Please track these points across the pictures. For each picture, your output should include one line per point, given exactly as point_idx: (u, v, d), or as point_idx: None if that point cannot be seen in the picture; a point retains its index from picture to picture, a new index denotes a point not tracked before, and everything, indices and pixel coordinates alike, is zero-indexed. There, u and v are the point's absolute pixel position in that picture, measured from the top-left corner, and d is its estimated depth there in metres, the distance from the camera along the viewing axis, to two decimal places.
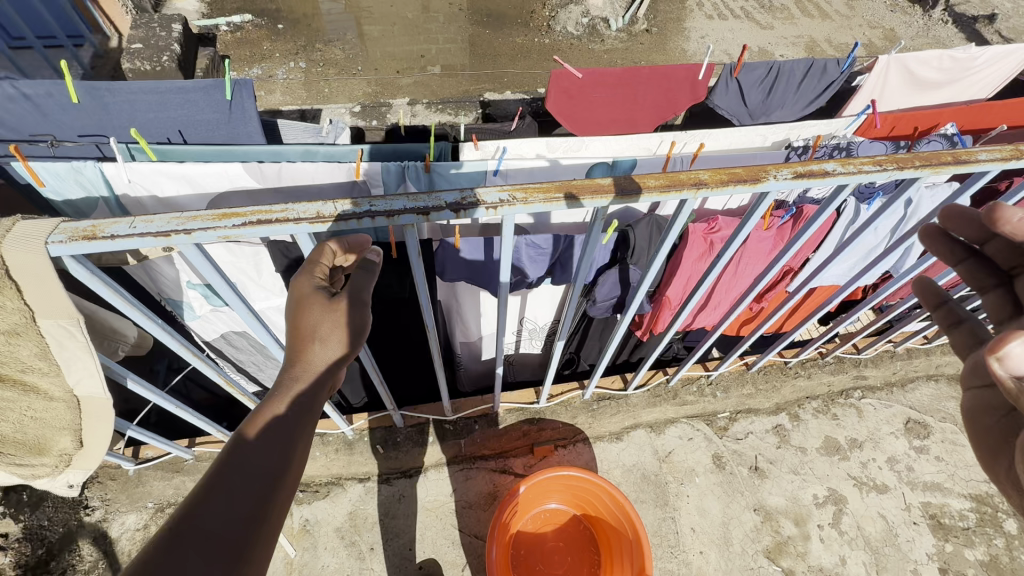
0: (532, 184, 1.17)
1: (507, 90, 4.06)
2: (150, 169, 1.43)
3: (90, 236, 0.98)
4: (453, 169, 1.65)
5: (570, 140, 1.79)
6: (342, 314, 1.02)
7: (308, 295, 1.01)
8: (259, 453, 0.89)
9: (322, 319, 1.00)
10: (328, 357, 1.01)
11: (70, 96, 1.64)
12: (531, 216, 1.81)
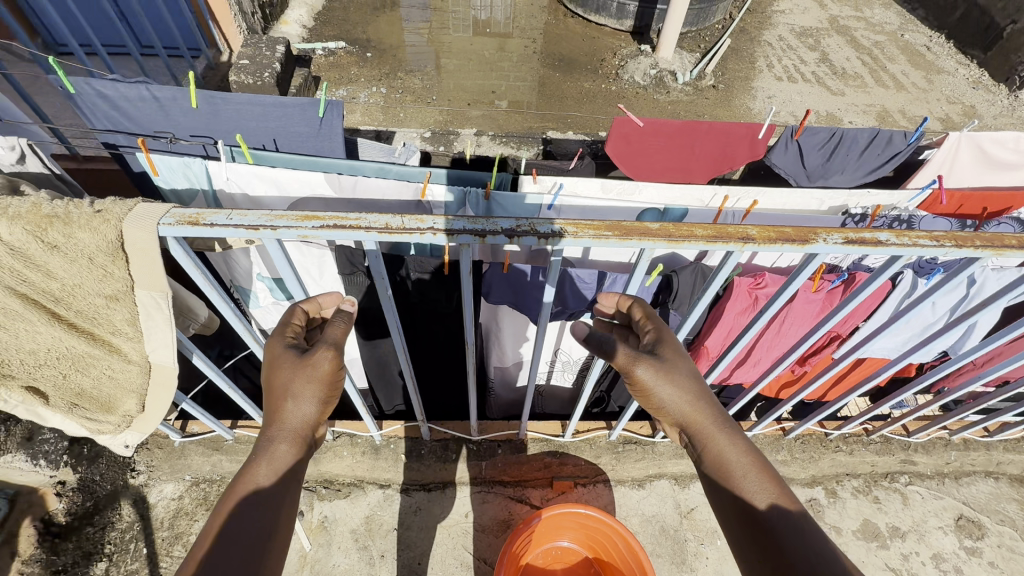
0: (584, 220, 1.24)
1: (570, 130, 4.21)
2: (247, 171, 1.61)
3: (194, 222, 1.13)
4: (510, 200, 1.76)
5: (625, 183, 1.86)
6: (311, 373, 1.15)
7: (279, 360, 1.17)
8: (242, 515, 1.04)
9: (292, 383, 1.14)
10: (301, 412, 1.15)
11: (189, 101, 1.82)
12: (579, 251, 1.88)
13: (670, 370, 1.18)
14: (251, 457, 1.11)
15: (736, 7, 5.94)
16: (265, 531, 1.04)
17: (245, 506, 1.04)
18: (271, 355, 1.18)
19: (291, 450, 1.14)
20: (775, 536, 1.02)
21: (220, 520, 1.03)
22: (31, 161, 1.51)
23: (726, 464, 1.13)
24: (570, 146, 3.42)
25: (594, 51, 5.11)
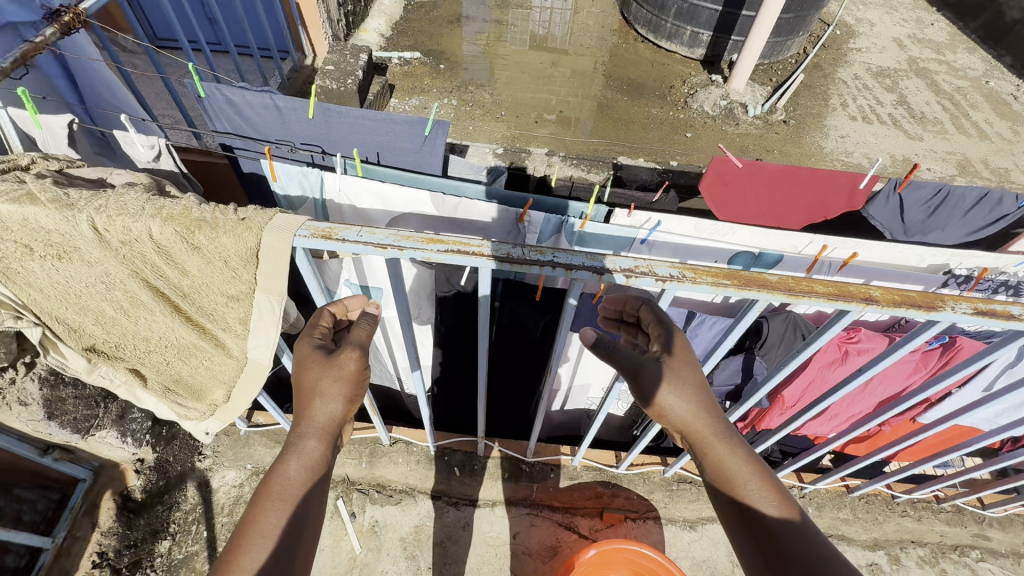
0: (703, 266, 1.24)
1: (635, 156, 4.20)
2: (357, 184, 1.67)
3: (327, 236, 1.17)
4: (604, 232, 1.75)
5: (720, 224, 1.83)
6: (337, 373, 1.18)
7: (308, 361, 1.20)
8: (272, 510, 1.06)
9: (321, 384, 1.18)
10: (329, 411, 1.18)
11: (307, 112, 1.80)
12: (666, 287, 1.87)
13: (675, 379, 1.16)
14: (281, 455, 1.15)
15: (810, 42, 5.83)
16: (296, 527, 1.07)
17: (273, 502, 1.07)
18: (301, 357, 1.21)
19: (318, 447, 1.17)
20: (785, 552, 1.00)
21: (250, 514, 1.05)
22: (164, 159, 1.59)
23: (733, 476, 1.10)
24: (641, 173, 3.41)
25: (663, 77, 5.10)
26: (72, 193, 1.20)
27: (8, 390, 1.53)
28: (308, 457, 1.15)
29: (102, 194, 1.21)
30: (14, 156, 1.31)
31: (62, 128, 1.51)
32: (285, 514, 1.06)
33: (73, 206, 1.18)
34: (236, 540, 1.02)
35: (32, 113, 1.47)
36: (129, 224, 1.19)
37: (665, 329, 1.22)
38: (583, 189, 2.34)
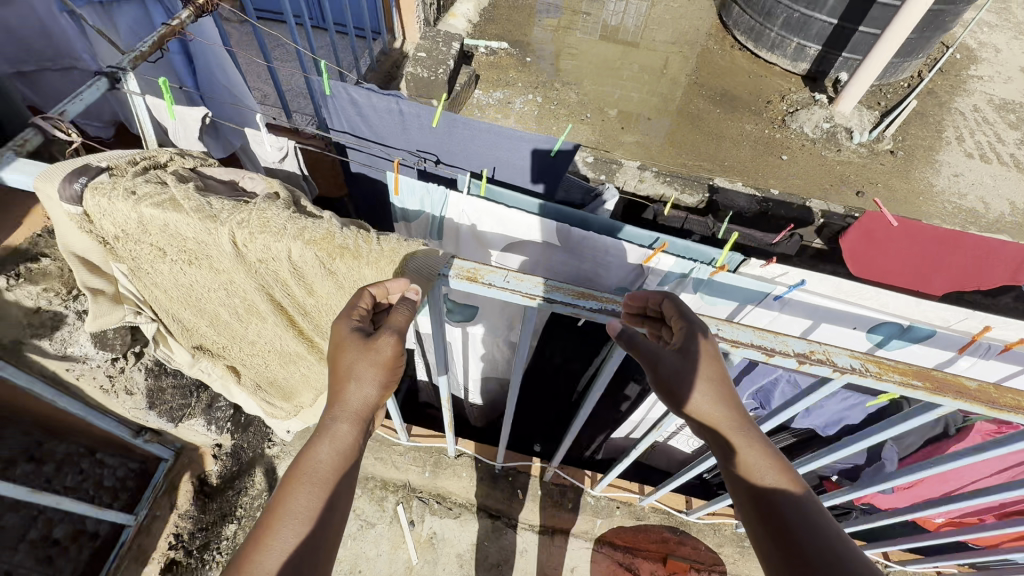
0: (890, 360, 1.08)
1: (724, 176, 3.94)
2: (479, 205, 1.57)
3: (472, 279, 1.08)
4: (738, 285, 1.58)
5: (866, 288, 1.63)
6: (377, 351, 0.97)
7: (347, 340, 0.97)
8: (298, 498, 0.86)
9: (358, 361, 0.96)
10: (363, 395, 0.97)
11: (433, 121, 1.65)
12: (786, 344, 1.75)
13: (689, 362, 0.95)
14: (308, 440, 0.94)
15: (925, 65, 5.34)
16: (326, 519, 0.87)
17: (302, 485, 0.88)
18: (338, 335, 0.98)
19: (351, 431, 0.96)
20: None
21: (272, 506, 0.85)
22: (288, 159, 1.52)
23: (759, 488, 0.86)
24: (738, 199, 3.18)
25: (759, 91, 4.77)
26: (215, 203, 1.14)
27: (118, 378, 1.53)
28: (337, 443, 0.94)
29: (245, 206, 1.16)
30: (154, 153, 1.26)
31: (193, 121, 1.46)
32: (312, 505, 0.86)
33: (216, 217, 1.13)
34: (256, 537, 0.82)
35: (168, 103, 1.43)
36: (269, 242, 1.12)
37: (689, 318, 1.00)
38: (698, 222, 2.15)
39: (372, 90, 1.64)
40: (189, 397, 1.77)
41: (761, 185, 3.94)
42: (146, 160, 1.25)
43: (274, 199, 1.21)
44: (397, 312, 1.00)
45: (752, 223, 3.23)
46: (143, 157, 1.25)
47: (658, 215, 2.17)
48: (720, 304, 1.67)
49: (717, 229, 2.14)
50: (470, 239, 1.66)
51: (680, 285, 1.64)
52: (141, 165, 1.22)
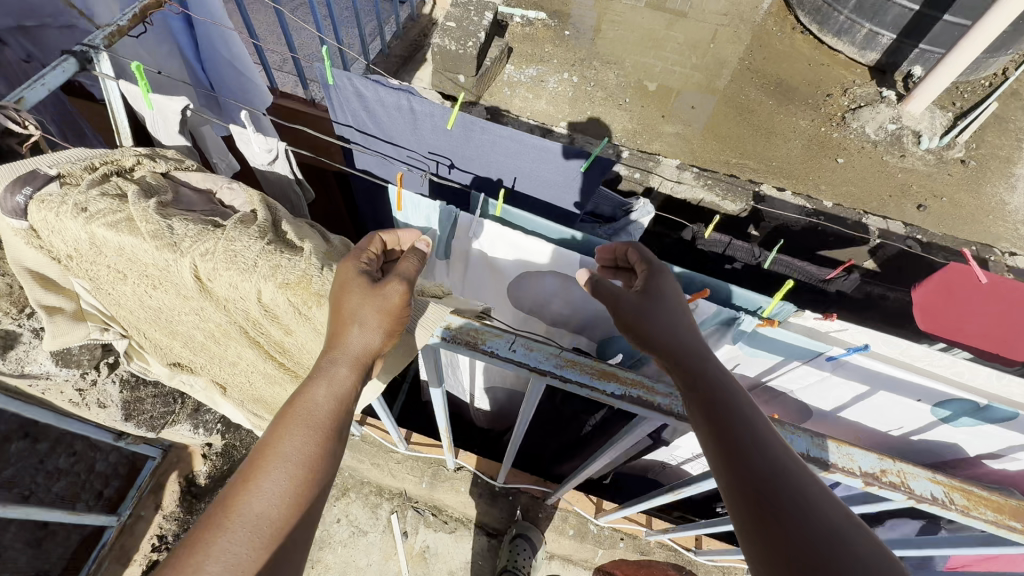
0: (981, 490, 0.84)
1: (769, 178, 3.60)
2: (491, 230, 1.38)
3: (471, 345, 0.92)
4: (785, 340, 1.36)
5: (939, 355, 1.39)
6: (383, 297, 0.86)
7: (353, 279, 0.89)
8: (291, 439, 0.78)
9: (363, 303, 0.86)
10: (365, 344, 0.84)
11: (448, 123, 1.43)
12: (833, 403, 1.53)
13: (656, 295, 0.96)
14: (304, 381, 0.84)
15: (1011, 61, 4.75)
16: (319, 467, 0.78)
17: (296, 426, 0.79)
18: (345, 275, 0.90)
19: (349, 380, 0.85)
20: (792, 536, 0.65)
21: (262, 449, 0.77)
22: (279, 163, 1.33)
23: (731, 421, 0.76)
24: (786, 208, 2.85)
25: (820, 79, 4.28)
26: (177, 228, 0.97)
27: (89, 390, 1.41)
28: (335, 389, 0.83)
29: (212, 234, 0.98)
30: (119, 157, 1.09)
31: (173, 113, 1.27)
32: (304, 449, 0.77)
33: (177, 246, 0.96)
34: (243, 478, 0.74)
35: (144, 91, 1.23)
36: (236, 281, 0.95)
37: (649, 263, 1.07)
38: (742, 249, 1.84)
39: (380, 83, 1.42)
40: (174, 403, 1.67)
41: (810, 191, 3.59)
42: (109, 165, 1.08)
43: (249, 224, 1.03)
44: (407, 262, 0.93)
45: (798, 237, 2.92)
46: (106, 161, 1.08)
47: (695, 237, 1.88)
48: (762, 357, 1.45)
49: (763, 258, 1.84)
50: (481, 268, 1.48)
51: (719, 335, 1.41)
52: (102, 173, 1.05)
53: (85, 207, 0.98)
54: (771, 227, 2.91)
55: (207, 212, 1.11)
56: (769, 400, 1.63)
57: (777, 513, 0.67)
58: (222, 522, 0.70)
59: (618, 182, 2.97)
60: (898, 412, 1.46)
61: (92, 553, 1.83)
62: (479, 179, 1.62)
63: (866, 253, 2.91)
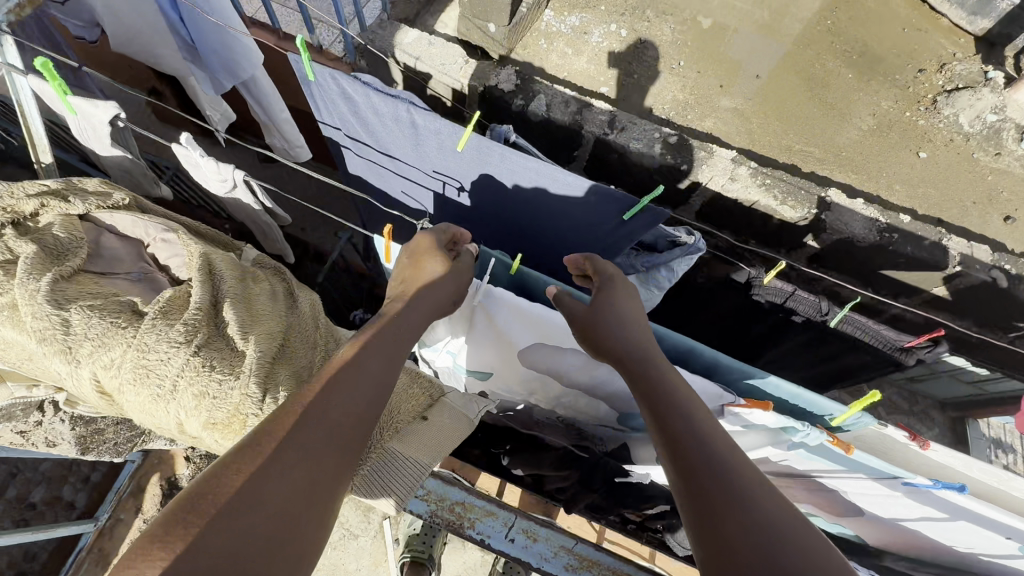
0: None
1: (833, 171, 3.14)
2: (507, 302, 1.13)
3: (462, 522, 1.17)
4: (855, 461, 1.11)
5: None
6: (441, 276, 1.06)
7: (428, 253, 1.07)
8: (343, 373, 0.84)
9: (430, 280, 1.05)
10: (426, 306, 1.03)
11: (458, 146, 1.12)
12: (889, 514, 1.29)
13: (608, 304, 1.05)
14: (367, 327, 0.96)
15: None
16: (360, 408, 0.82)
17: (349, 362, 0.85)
18: (417, 247, 1.09)
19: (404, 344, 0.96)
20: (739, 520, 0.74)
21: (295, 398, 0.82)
22: (239, 192, 1.05)
23: (678, 419, 0.87)
24: (854, 222, 2.45)
25: (918, 45, 3.58)
26: (73, 325, 0.72)
27: (34, 430, 1.23)
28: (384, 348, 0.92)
29: (120, 334, 0.73)
30: (17, 202, 0.83)
31: (102, 125, 0.99)
32: (354, 384, 0.83)
33: (70, 353, 0.71)
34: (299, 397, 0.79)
35: (62, 92, 0.95)
36: (150, 404, 0.73)
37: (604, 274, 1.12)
38: (806, 301, 1.52)
39: (374, 87, 1.09)
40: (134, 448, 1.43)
41: (880, 190, 3.12)
42: (4, 213, 0.83)
43: (175, 313, 0.78)
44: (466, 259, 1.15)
45: (862, 253, 2.53)
46: (0, 207, 0.83)
47: (751, 282, 1.55)
48: (819, 463, 1.20)
49: (830, 315, 1.53)
50: (487, 335, 1.23)
51: (771, 438, 1.16)
52: None
53: None
54: (832, 240, 2.52)
55: (132, 277, 0.86)
56: (811, 490, 1.40)
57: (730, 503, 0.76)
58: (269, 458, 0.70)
59: (661, 173, 2.58)
60: (971, 537, 1.22)
61: (70, 555, 1.78)
62: (495, 204, 1.34)
63: (938, 279, 2.52)
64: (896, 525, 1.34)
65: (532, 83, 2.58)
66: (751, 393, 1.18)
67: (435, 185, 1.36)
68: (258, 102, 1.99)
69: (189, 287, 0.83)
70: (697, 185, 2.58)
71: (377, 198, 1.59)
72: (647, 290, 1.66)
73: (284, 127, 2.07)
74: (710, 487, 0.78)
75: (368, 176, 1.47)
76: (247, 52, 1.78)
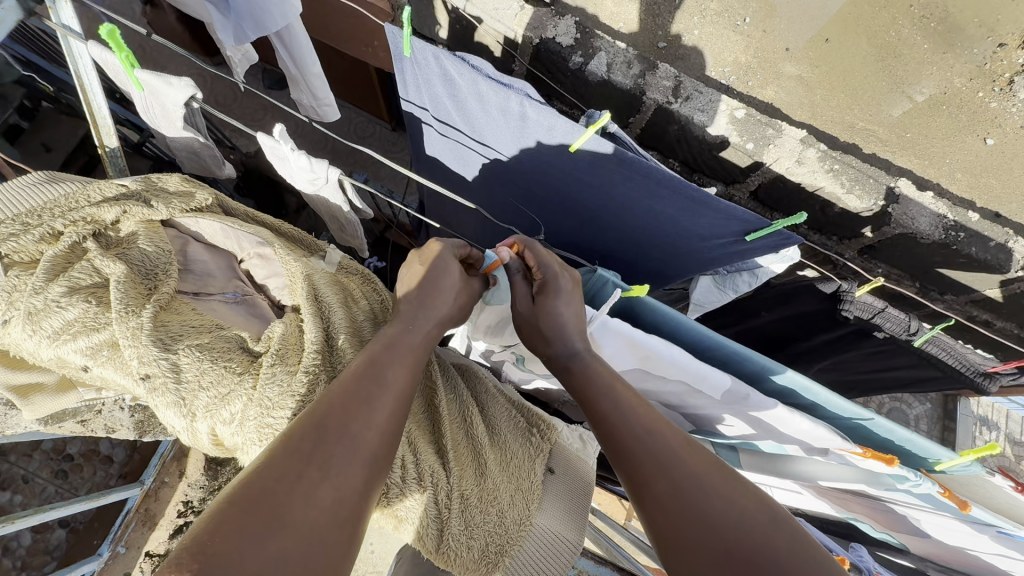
0: None
1: (896, 155, 2.77)
2: (620, 338, 0.95)
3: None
4: (956, 509, 1.06)
5: None
6: (454, 280, 0.85)
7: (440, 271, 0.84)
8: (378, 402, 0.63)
9: (444, 285, 0.83)
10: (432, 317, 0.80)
11: (574, 147, 1.00)
12: (951, 539, 1.28)
13: (547, 309, 0.87)
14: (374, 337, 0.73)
15: None
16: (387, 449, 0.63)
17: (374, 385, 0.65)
18: (428, 251, 0.87)
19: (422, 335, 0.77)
20: (702, 539, 0.64)
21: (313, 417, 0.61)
22: (327, 188, 0.94)
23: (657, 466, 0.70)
24: (921, 217, 2.30)
25: (1005, 13, 2.93)
26: (185, 372, 0.63)
27: (93, 418, 1.09)
28: (403, 332, 0.75)
29: (236, 384, 0.64)
30: (97, 210, 0.73)
31: (176, 105, 0.91)
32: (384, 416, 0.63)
33: (184, 407, 0.63)
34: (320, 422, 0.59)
35: (127, 64, 0.86)
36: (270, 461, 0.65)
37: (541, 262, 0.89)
38: (895, 318, 1.44)
39: (484, 72, 0.96)
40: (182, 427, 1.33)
41: (940, 179, 2.75)
42: (84, 223, 0.72)
43: (292, 357, 0.69)
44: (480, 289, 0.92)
45: (921, 249, 2.40)
46: (80, 218, 0.72)
47: (841, 295, 1.45)
48: (909, 500, 1.16)
49: (917, 335, 1.45)
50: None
51: (868, 476, 1.11)
52: (70, 242, 0.69)
53: (47, 317, 0.63)
54: (894, 233, 2.38)
55: (229, 300, 0.77)
56: (875, 508, 1.34)
57: (670, 510, 0.66)
58: (294, 465, 0.54)
59: (722, 149, 2.38)
60: None
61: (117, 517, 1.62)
62: (591, 204, 1.21)
63: (995, 282, 2.44)
64: (950, 547, 1.33)
65: (592, 37, 2.31)
66: (855, 429, 1.10)
67: (524, 176, 1.23)
68: (285, 48, 1.72)
69: (297, 321, 0.74)
70: (758, 165, 2.38)
71: (447, 176, 1.45)
72: (721, 292, 1.53)
73: (312, 82, 1.82)
74: (651, 491, 0.69)
75: (445, 156, 1.34)
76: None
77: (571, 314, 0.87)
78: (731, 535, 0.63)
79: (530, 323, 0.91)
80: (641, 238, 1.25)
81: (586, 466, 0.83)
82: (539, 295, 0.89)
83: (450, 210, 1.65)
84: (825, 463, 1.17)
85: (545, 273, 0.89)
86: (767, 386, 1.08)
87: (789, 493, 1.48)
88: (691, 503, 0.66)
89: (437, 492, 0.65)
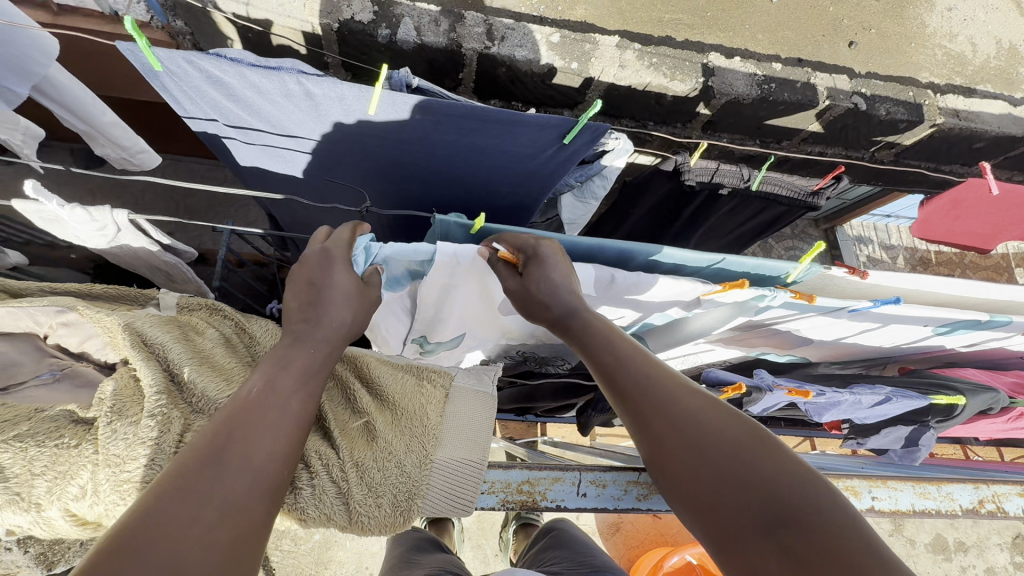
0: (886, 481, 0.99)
1: (706, 35, 2.97)
2: (470, 271, 0.97)
3: None
4: (809, 307, 1.21)
5: (935, 280, 1.32)
6: (343, 287, 0.82)
7: (318, 264, 0.82)
8: (257, 427, 0.63)
9: (334, 289, 0.81)
10: (315, 334, 0.77)
11: (371, 110, 0.99)
12: (825, 334, 1.47)
13: (556, 280, 0.90)
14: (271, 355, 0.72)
15: None
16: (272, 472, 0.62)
17: (251, 414, 0.63)
18: (308, 265, 0.82)
19: (326, 346, 0.76)
20: (705, 468, 0.67)
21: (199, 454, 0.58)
22: (124, 233, 0.88)
23: (660, 402, 0.74)
24: (737, 81, 2.55)
25: None
26: (9, 467, 0.59)
27: None
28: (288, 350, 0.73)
29: (75, 456, 0.61)
30: None
31: None
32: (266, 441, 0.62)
33: (23, 501, 0.59)
34: (200, 460, 0.58)
35: None
36: None
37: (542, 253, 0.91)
38: (729, 172, 1.61)
39: (246, 62, 0.91)
40: None
41: (747, 44, 2.99)
42: None
43: (131, 407, 0.64)
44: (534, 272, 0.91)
45: (748, 109, 2.66)
46: None
47: (680, 168, 1.58)
48: (778, 316, 1.32)
49: (751, 180, 1.63)
50: (459, 298, 1.05)
51: (739, 309, 1.24)
52: None
53: None
54: (722, 103, 2.60)
55: (46, 380, 0.72)
56: (765, 337, 1.53)
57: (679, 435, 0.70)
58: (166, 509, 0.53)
59: (552, 77, 2.45)
60: (889, 334, 1.47)
61: None
62: (422, 158, 1.21)
63: (813, 117, 2.74)
64: (829, 341, 1.54)
65: (390, 6, 2.23)
66: (716, 273, 1.22)
67: (349, 154, 1.20)
68: (62, 108, 1.48)
69: (130, 373, 0.70)
70: (589, 81, 2.48)
71: (277, 184, 1.38)
72: (584, 203, 1.58)
73: (112, 131, 1.58)
74: (662, 417, 0.73)
75: (264, 164, 1.28)
76: (15, 70, 1.31)
77: (566, 277, 0.91)
78: (737, 475, 0.64)
79: (552, 281, 0.90)
80: (483, 177, 1.28)
81: (484, 394, 0.86)
82: (525, 272, 0.92)
83: (304, 222, 1.60)
84: (704, 316, 1.30)
85: (539, 259, 0.91)
86: (632, 265, 1.17)
87: (701, 353, 1.66)
88: (694, 443, 0.68)
89: (328, 472, 0.67)
